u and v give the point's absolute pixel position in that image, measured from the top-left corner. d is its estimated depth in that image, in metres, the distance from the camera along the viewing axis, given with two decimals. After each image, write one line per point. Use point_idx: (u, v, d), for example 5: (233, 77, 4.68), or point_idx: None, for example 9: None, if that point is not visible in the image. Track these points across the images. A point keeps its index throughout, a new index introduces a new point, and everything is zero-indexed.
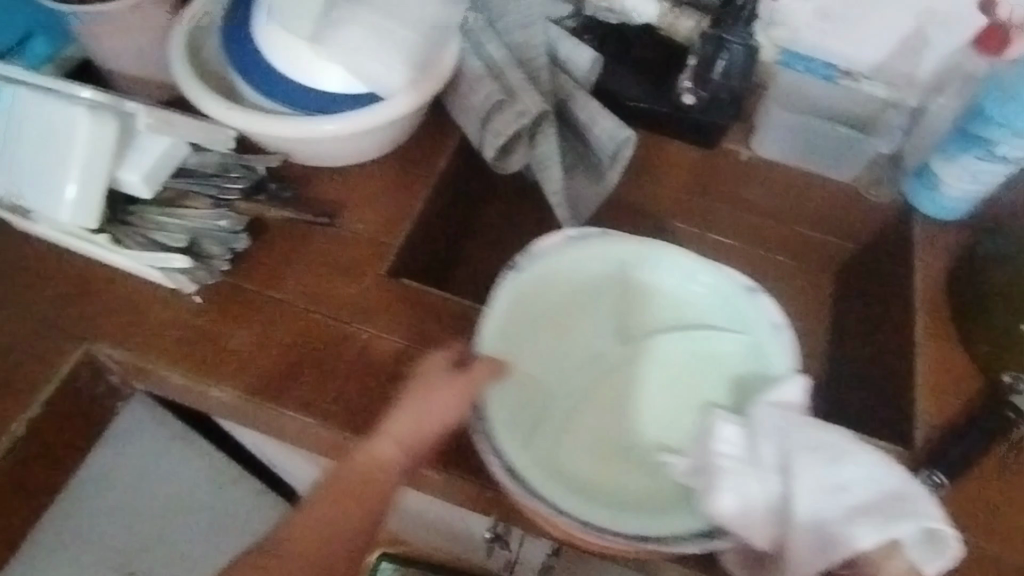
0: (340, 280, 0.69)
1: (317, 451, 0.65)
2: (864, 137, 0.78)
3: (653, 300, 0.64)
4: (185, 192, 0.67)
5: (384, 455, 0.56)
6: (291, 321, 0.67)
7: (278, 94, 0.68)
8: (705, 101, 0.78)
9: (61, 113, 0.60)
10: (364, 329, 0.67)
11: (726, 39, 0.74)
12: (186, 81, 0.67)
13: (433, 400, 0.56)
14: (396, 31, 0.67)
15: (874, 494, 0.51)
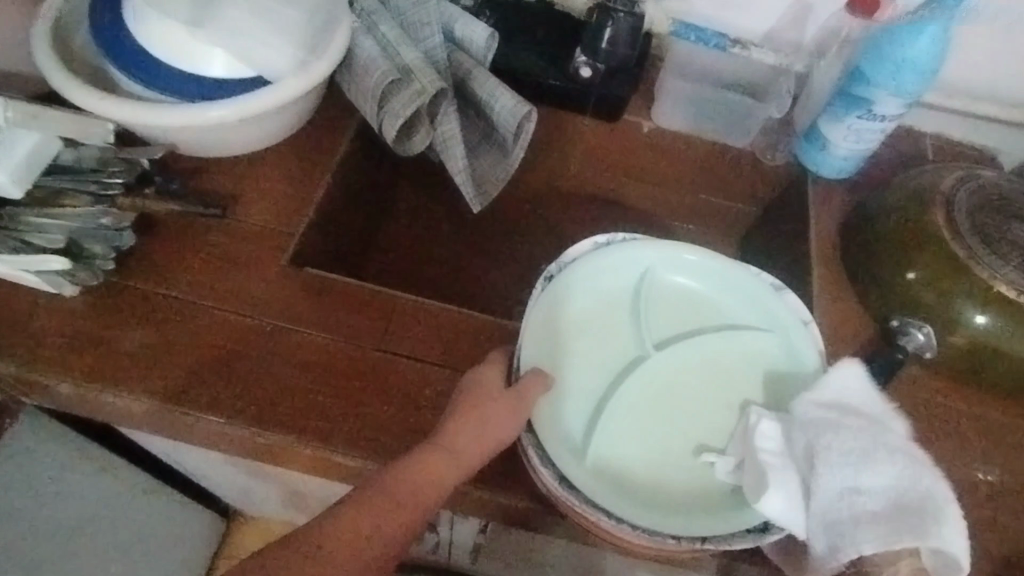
0: (242, 274, 0.66)
1: (231, 452, 0.62)
2: (756, 104, 0.81)
3: (687, 301, 0.65)
4: (59, 190, 0.61)
5: (443, 469, 0.51)
6: (193, 319, 0.63)
7: (156, 82, 0.63)
8: (601, 73, 0.78)
9: None
10: (271, 322, 0.64)
11: (612, 9, 0.75)
12: (53, 70, 0.62)
13: (489, 416, 0.53)
14: (281, 13, 0.64)
15: (913, 486, 0.50)
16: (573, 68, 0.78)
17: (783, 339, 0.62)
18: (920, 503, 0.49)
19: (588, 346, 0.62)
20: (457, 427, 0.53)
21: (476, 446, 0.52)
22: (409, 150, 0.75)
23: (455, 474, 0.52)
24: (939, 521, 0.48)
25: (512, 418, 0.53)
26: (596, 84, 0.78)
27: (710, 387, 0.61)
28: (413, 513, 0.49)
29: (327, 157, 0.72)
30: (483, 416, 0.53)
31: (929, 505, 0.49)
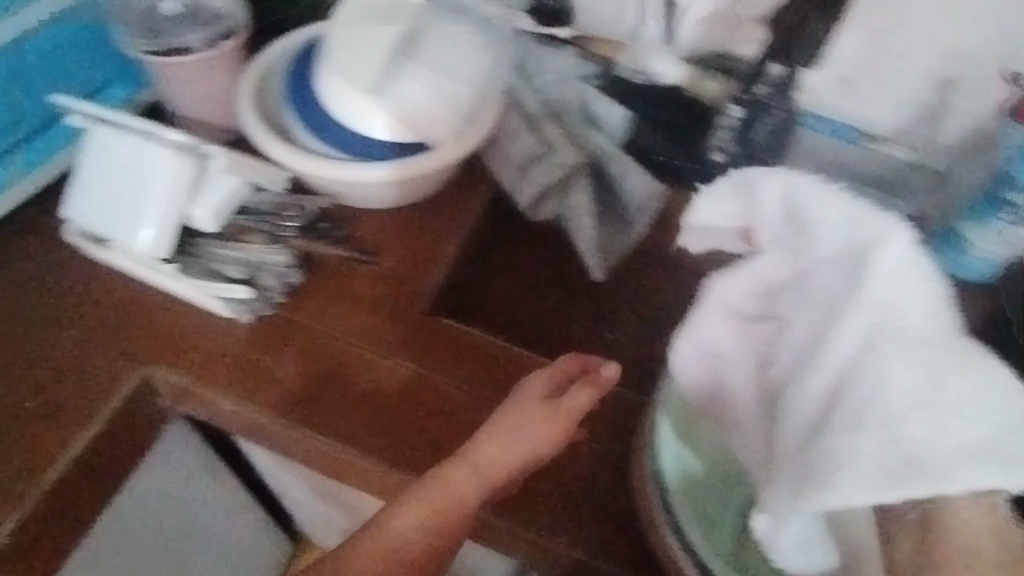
0: (383, 316, 0.72)
1: (346, 479, 0.67)
2: (888, 199, 0.80)
3: None
4: (244, 228, 0.71)
5: (468, 478, 0.56)
6: (325, 351, 0.69)
7: (335, 140, 0.74)
8: (736, 158, 0.79)
9: (149, 154, 0.67)
10: (404, 363, 0.69)
11: (767, 104, 0.76)
12: (255, 127, 0.73)
13: (524, 440, 0.57)
14: (445, 87, 0.73)
15: (885, 333, 0.43)
16: (706, 151, 0.80)
17: None
18: (885, 350, 0.43)
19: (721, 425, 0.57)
20: (488, 444, 0.57)
21: (524, 448, 0.57)
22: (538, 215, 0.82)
23: (474, 491, 0.56)
24: (939, 412, 0.40)
25: (556, 433, 0.57)
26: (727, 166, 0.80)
27: None
28: (449, 522, 0.55)
29: (467, 214, 0.79)
30: (517, 429, 0.57)
31: (905, 401, 0.40)
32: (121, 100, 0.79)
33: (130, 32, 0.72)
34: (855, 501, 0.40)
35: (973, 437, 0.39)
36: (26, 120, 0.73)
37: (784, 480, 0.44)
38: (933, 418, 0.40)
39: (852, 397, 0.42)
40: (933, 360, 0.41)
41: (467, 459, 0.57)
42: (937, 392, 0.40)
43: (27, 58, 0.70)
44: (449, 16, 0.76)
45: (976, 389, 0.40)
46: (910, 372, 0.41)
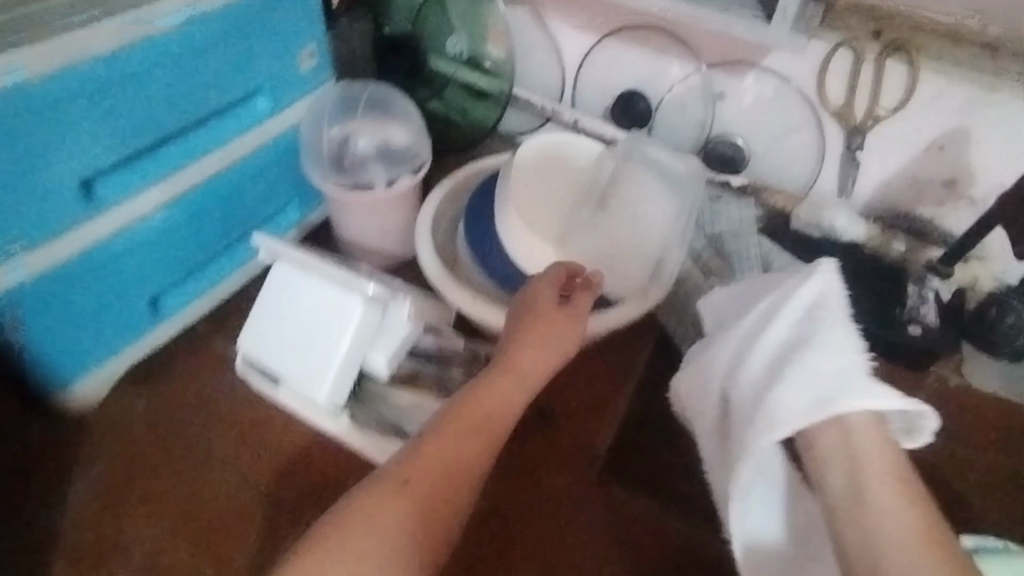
0: (554, 481, 0.66)
1: None
2: None
3: None
4: (414, 373, 0.69)
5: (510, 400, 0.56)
6: (486, 520, 0.63)
7: (510, 285, 0.72)
8: (932, 331, 0.77)
9: (336, 300, 0.64)
10: (581, 539, 0.62)
11: (1006, 298, 0.79)
12: (430, 266, 0.72)
13: (550, 332, 0.60)
14: (634, 244, 0.71)
15: (813, 341, 0.54)
16: (904, 324, 0.77)
17: None
18: (844, 356, 0.53)
19: None
20: (502, 383, 0.57)
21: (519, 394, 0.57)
22: None
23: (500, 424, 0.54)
24: (844, 375, 0.52)
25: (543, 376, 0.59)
26: (926, 342, 0.77)
27: None
28: (494, 440, 0.53)
29: (638, 367, 0.75)
30: (543, 337, 0.60)
31: (847, 374, 0.52)
32: (292, 223, 0.77)
33: (321, 167, 0.72)
34: (803, 424, 0.51)
35: (870, 398, 0.50)
36: (209, 247, 0.71)
37: (762, 421, 0.53)
38: (853, 380, 0.51)
39: (818, 373, 0.52)
40: (849, 355, 0.53)
41: (516, 374, 0.57)
42: (851, 366, 0.52)
43: (221, 191, 0.68)
44: (642, 168, 0.73)
45: (864, 372, 0.52)
46: (828, 360, 0.53)
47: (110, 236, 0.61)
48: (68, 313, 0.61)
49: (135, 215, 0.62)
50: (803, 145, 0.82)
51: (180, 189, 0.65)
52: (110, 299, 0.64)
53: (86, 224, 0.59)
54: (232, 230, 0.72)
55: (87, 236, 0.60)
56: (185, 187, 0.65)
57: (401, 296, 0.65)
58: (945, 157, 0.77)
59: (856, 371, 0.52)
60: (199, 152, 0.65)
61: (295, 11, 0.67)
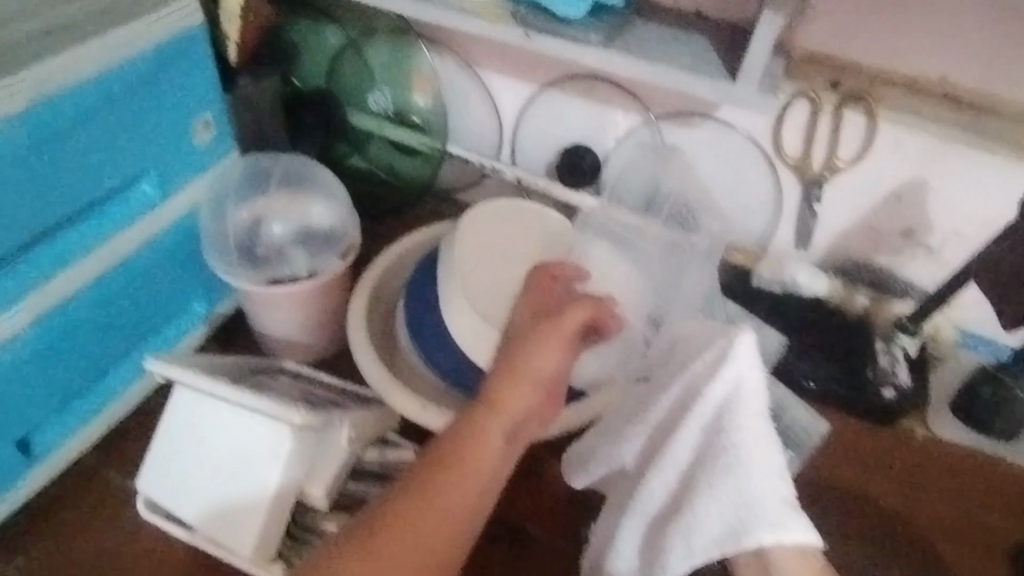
0: None
1: None
2: None
3: None
4: (361, 499, 0.59)
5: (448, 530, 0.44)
6: None
7: (465, 383, 0.63)
8: (902, 394, 0.74)
9: (261, 430, 0.53)
10: None
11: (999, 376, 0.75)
12: (371, 369, 0.62)
13: (537, 360, 0.50)
14: None
15: (729, 454, 0.48)
16: (875, 388, 0.74)
17: None
18: (757, 481, 0.48)
19: None
20: (485, 423, 0.48)
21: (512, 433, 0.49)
22: None
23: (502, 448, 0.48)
24: (757, 502, 0.47)
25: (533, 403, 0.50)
26: (897, 405, 0.74)
27: None
28: None
29: None
30: (530, 370, 0.50)
31: (756, 502, 0.47)
32: (198, 318, 0.66)
33: (229, 259, 0.61)
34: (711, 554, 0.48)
35: (779, 530, 0.46)
36: (92, 364, 0.59)
37: (678, 541, 0.50)
38: (766, 509, 0.47)
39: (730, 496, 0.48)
40: (767, 473, 0.48)
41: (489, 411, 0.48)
42: (765, 487, 0.47)
43: (101, 300, 0.56)
44: (601, 240, 0.66)
45: (783, 495, 0.47)
46: (738, 479, 0.48)
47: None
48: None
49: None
50: (760, 197, 0.77)
51: (46, 306, 0.52)
52: None
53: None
54: (121, 340, 0.60)
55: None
56: (52, 303, 0.53)
57: (340, 419, 0.55)
58: (904, 208, 0.74)
59: (769, 499, 0.47)
60: (69, 259, 0.53)
61: (179, 77, 0.55)
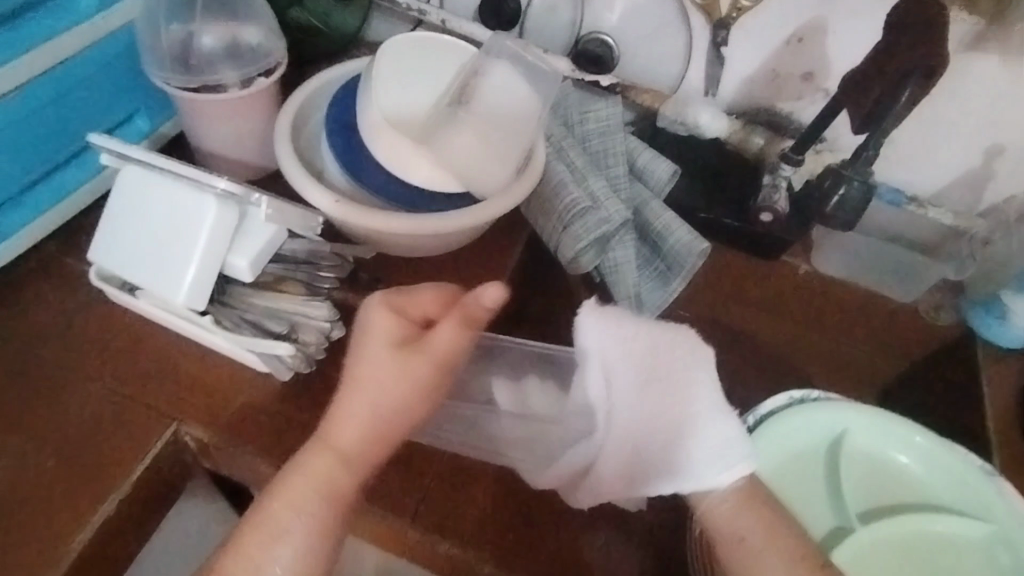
0: None
1: (371, 540, 0.67)
2: (929, 263, 0.87)
3: (891, 470, 0.67)
4: (281, 277, 0.68)
5: (337, 481, 0.52)
6: None
7: (374, 185, 0.71)
8: (783, 218, 0.82)
9: (193, 200, 0.63)
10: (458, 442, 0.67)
11: (846, 175, 0.76)
12: (291, 169, 0.69)
13: (374, 376, 0.53)
14: (500, 138, 0.71)
15: (678, 402, 0.51)
16: (755, 215, 0.83)
17: (990, 511, 0.64)
18: (706, 427, 0.51)
19: (810, 488, 0.65)
20: (314, 457, 0.52)
21: (347, 448, 0.52)
22: (578, 270, 0.77)
23: (342, 474, 0.52)
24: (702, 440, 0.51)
25: (372, 437, 0.52)
26: (776, 228, 0.83)
27: (914, 559, 0.63)
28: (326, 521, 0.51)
29: (508, 265, 0.78)
30: (375, 377, 0.53)
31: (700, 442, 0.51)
32: (143, 133, 0.75)
33: (164, 67, 0.69)
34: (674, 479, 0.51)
35: (718, 464, 0.50)
36: (48, 158, 0.68)
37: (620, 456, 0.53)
38: (713, 456, 0.51)
39: (677, 434, 0.51)
40: (709, 424, 0.51)
41: (333, 444, 0.52)
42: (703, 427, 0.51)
43: (51, 97, 0.65)
44: (502, 64, 0.74)
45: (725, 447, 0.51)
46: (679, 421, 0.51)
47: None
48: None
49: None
50: (671, 41, 0.83)
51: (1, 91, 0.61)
52: None
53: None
54: (72, 140, 0.69)
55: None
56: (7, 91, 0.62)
57: (257, 198, 0.63)
58: (803, 49, 0.79)
59: (714, 442, 0.51)
60: (19, 51, 0.61)
61: None
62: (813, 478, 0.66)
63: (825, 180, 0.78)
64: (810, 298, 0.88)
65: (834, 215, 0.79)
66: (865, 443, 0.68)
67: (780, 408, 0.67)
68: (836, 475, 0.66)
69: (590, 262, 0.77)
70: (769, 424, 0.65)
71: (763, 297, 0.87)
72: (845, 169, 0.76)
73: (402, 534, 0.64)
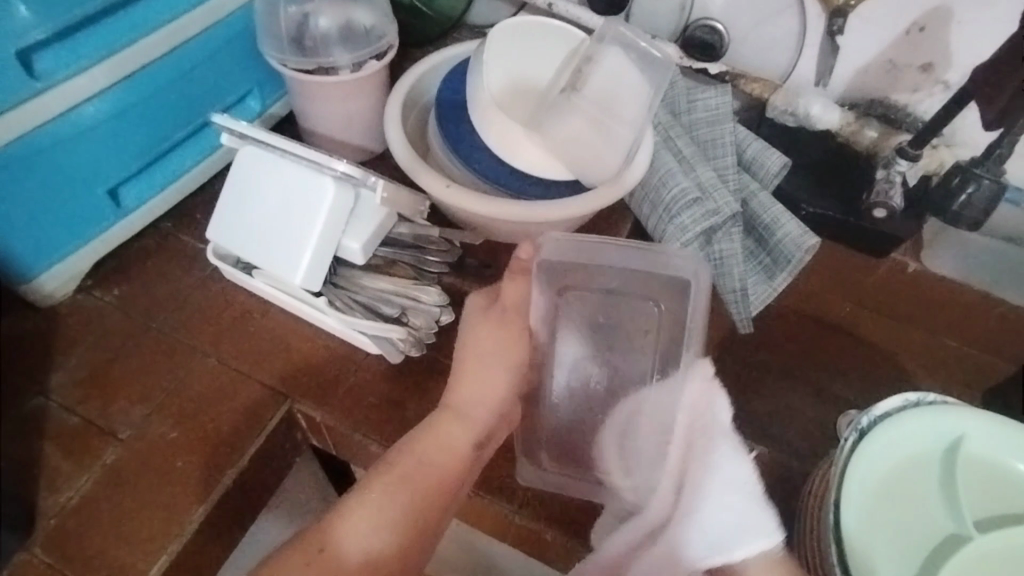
0: None
1: (476, 525, 0.67)
2: None
3: (1012, 482, 0.66)
4: (391, 260, 0.68)
5: (450, 441, 0.57)
6: None
7: (480, 168, 0.70)
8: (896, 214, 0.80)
9: (311, 181, 0.63)
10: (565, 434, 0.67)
11: (976, 172, 0.78)
12: (401, 153, 0.69)
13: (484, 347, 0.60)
14: (611, 125, 0.70)
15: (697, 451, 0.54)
16: (868, 209, 0.80)
17: None
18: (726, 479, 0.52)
19: (916, 503, 0.64)
20: (448, 423, 0.58)
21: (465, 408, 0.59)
22: None
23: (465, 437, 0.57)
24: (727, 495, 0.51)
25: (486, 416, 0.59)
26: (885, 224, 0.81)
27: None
28: (435, 482, 0.55)
29: None
30: (489, 360, 0.60)
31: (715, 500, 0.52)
32: (255, 113, 0.76)
33: (281, 47, 0.70)
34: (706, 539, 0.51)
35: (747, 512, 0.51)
36: (168, 137, 0.69)
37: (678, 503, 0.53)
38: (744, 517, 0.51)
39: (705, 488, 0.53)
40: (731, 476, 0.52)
41: (461, 415, 0.58)
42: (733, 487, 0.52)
43: (171, 78, 0.66)
44: (615, 50, 0.72)
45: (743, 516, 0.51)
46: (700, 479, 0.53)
47: (52, 119, 0.60)
48: (11, 200, 0.60)
49: (73, 98, 0.60)
50: (783, 30, 0.79)
51: (123, 73, 0.63)
52: (61, 185, 0.63)
53: (27, 103, 0.57)
54: (190, 119, 0.70)
55: (26, 120, 0.58)
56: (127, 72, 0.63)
57: (375, 181, 0.64)
58: (925, 40, 0.74)
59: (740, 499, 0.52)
60: (141, 32, 0.62)
61: None
62: (928, 479, 0.65)
63: (951, 178, 0.80)
64: (916, 297, 0.86)
65: (957, 213, 0.80)
66: (987, 448, 0.66)
67: (896, 409, 0.66)
68: (943, 486, 0.65)
69: (694, 254, 0.75)
70: (883, 427, 0.64)
71: (870, 293, 0.86)
72: (975, 167, 0.78)
73: (506, 522, 0.64)
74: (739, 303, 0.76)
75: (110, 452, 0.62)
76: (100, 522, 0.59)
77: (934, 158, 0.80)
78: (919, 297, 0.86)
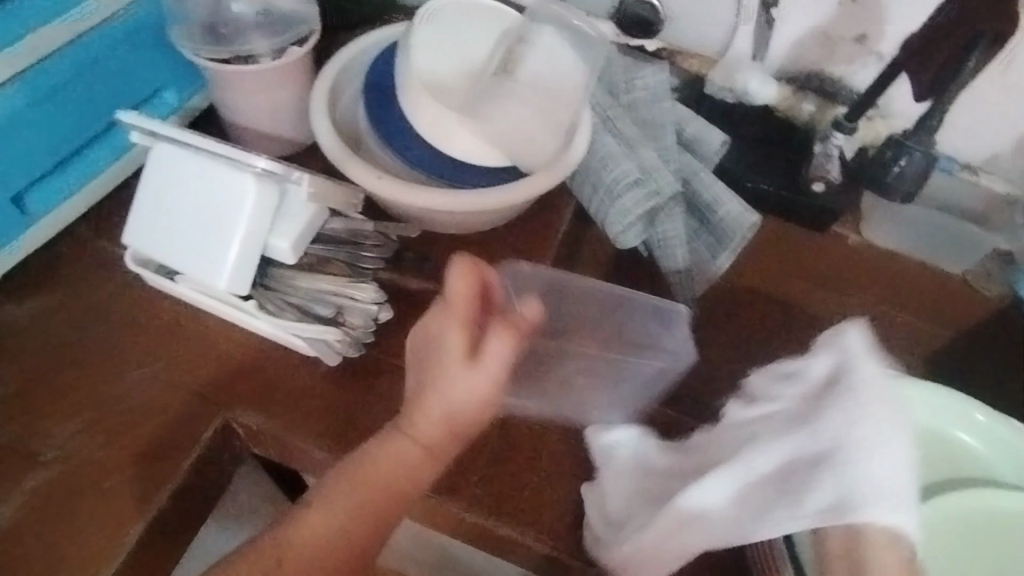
0: None
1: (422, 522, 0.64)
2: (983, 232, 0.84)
3: (954, 452, 0.65)
4: (325, 258, 0.65)
5: (402, 455, 0.50)
6: None
7: (410, 156, 0.68)
8: (835, 189, 0.82)
9: (233, 179, 0.59)
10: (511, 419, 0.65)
11: (908, 144, 0.78)
12: (330, 143, 0.66)
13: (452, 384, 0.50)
14: (546, 108, 0.68)
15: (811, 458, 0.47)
16: (807, 183, 0.81)
17: None
18: (824, 434, 0.47)
19: None
20: (398, 440, 0.51)
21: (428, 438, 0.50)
22: (623, 244, 0.74)
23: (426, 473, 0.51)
24: (851, 472, 0.44)
25: (450, 430, 0.51)
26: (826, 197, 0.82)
27: (969, 553, 0.60)
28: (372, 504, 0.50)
29: (556, 240, 0.75)
30: (451, 377, 0.50)
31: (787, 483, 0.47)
32: (173, 107, 0.72)
33: (192, 39, 0.66)
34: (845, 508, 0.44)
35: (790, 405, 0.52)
36: (76, 136, 0.65)
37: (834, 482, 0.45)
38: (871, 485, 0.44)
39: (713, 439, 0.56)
40: (861, 439, 0.45)
41: (413, 432, 0.51)
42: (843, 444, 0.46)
43: (75, 73, 0.62)
44: (548, 31, 0.70)
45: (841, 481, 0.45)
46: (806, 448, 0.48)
47: None
48: None
49: None
50: (719, 4, 0.78)
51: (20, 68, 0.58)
52: None
53: None
54: (101, 116, 0.66)
55: None
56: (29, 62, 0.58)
57: (298, 176, 0.60)
58: (857, 12, 0.74)
59: (777, 425, 0.51)
60: (37, 23, 0.57)
61: None
62: None
63: (885, 151, 0.80)
64: (855, 268, 0.86)
65: (892, 185, 0.82)
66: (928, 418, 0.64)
67: None
68: None
69: (637, 236, 0.74)
70: None
71: (811, 265, 0.86)
72: (907, 140, 0.78)
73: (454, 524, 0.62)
74: (683, 282, 0.76)
75: (32, 478, 0.59)
76: (25, 554, 0.56)
77: (869, 130, 0.81)
78: (859, 267, 0.86)
